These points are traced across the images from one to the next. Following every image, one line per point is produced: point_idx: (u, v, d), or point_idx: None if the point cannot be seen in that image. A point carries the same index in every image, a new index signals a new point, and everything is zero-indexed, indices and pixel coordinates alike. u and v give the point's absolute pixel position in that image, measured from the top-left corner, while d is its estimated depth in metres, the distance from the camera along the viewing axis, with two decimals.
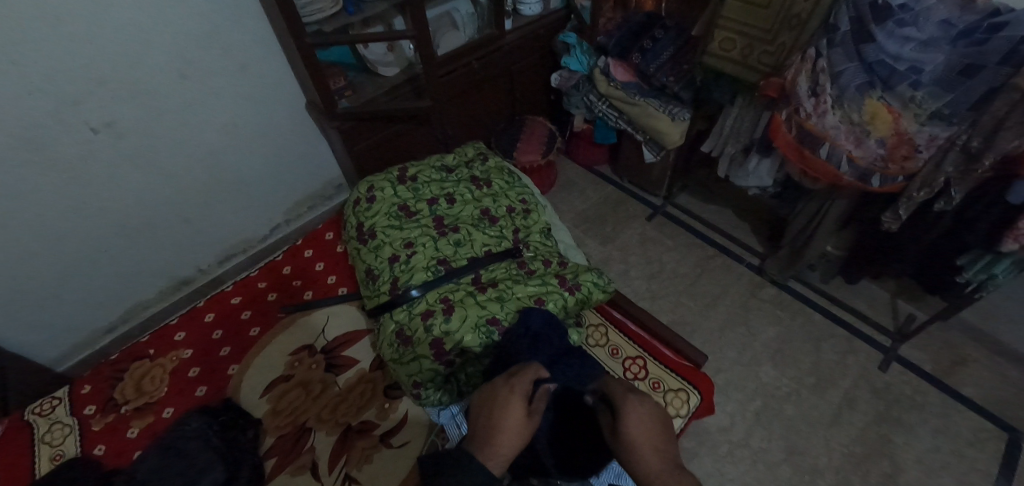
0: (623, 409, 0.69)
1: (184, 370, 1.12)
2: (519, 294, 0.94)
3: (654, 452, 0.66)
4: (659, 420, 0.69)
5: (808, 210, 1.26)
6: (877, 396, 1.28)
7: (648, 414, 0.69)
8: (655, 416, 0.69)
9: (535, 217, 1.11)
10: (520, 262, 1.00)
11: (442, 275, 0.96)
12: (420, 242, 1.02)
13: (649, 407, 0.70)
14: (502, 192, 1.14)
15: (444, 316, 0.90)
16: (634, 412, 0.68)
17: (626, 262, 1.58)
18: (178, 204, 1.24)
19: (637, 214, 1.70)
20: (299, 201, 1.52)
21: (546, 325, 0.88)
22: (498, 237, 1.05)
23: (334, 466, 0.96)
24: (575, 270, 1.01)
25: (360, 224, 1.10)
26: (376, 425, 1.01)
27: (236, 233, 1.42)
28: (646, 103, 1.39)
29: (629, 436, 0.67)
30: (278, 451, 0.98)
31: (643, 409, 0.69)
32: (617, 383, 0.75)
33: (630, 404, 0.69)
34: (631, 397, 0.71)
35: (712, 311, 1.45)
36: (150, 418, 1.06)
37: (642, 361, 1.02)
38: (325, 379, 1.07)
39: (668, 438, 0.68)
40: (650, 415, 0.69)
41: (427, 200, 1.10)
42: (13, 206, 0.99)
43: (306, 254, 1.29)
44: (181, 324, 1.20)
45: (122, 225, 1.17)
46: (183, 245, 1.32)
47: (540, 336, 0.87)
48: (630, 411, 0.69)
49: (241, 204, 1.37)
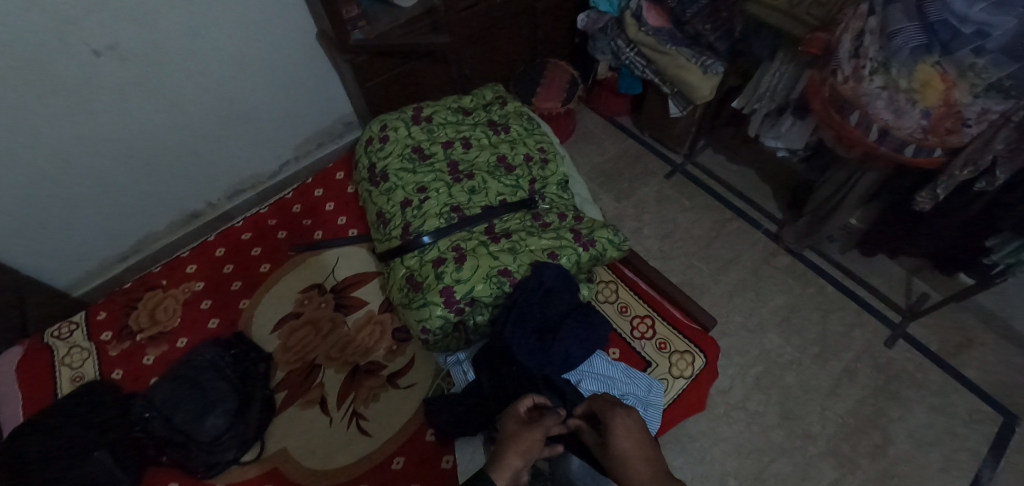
0: (609, 420, 0.68)
1: (196, 302, 1.14)
2: (533, 247, 0.92)
3: (645, 462, 0.63)
4: (647, 434, 0.67)
5: (836, 179, 1.22)
6: (878, 371, 1.30)
7: (634, 424, 0.67)
8: (643, 429, 0.68)
9: (553, 168, 1.06)
10: (534, 214, 0.98)
11: (455, 223, 0.94)
12: (434, 187, 0.99)
13: (636, 419, 0.69)
14: (520, 139, 1.09)
15: (456, 265, 0.87)
16: (621, 421, 0.67)
17: (640, 220, 1.55)
18: (185, 135, 1.21)
19: (655, 172, 1.65)
20: (309, 138, 1.48)
21: (561, 280, 0.88)
22: (514, 187, 1.01)
23: (342, 403, 0.99)
24: (591, 226, 0.98)
25: (373, 165, 1.07)
26: (383, 366, 1.03)
27: (246, 169, 1.40)
28: (677, 53, 1.30)
29: (618, 446, 0.65)
30: (288, 386, 1.01)
31: (631, 420, 0.68)
32: (604, 397, 0.74)
33: (616, 414, 0.69)
34: (618, 408, 0.70)
35: (723, 276, 1.44)
36: (164, 347, 1.08)
37: (650, 320, 1.02)
38: (335, 319, 1.09)
39: (657, 450, 0.65)
40: (637, 427, 0.68)
41: (442, 143, 1.06)
42: (15, 130, 0.96)
43: (316, 193, 1.27)
44: (192, 258, 1.21)
45: (128, 154, 1.15)
46: (192, 177, 1.30)
47: (552, 292, 0.87)
48: (617, 421, 0.68)
49: (249, 138, 1.34)
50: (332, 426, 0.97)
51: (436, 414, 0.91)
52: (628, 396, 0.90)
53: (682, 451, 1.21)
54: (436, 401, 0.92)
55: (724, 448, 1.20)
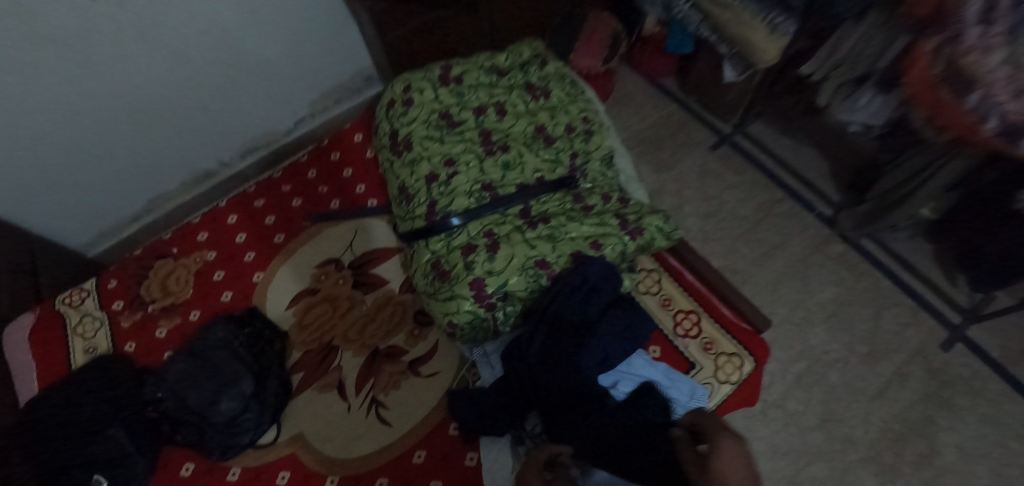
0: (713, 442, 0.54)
1: (208, 273, 1.08)
2: (573, 234, 0.81)
3: None
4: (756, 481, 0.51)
5: (910, 166, 1.09)
6: (931, 376, 1.20)
7: (742, 460, 0.52)
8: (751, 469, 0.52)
9: (598, 140, 0.93)
10: (575, 196, 0.86)
11: (487, 204, 0.82)
12: (463, 160, 0.86)
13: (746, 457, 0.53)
14: (561, 106, 0.95)
15: (488, 254, 0.77)
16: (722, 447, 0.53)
17: (680, 197, 1.42)
18: (193, 89, 1.10)
19: (700, 142, 1.51)
20: (325, 93, 1.37)
21: (605, 276, 0.78)
22: (553, 162, 0.89)
23: (361, 388, 0.94)
24: (638, 211, 0.87)
25: (394, 132, 0.93)
26: (404, 351, 0.96)
27: (259, 126, 1.30)
28: (741, 9, 1.14)
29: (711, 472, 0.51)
30: (305, 367, 0.97)
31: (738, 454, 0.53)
32: (717, 420, 0.59)
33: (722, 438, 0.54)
34: (724, 432, 0.56)
35: (769, 262, 1.33)
36: (177, 319, 1.04)
37: (695, 317, 0.93)
38: (353, 297, 1.02)
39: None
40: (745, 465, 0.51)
41: (473, 108, 0.93)
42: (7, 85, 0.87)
43: (332, 157, 1.18)
44: (204, 224, 1.14)
45: (133, 109, 1.05)
46: (203, 133, 1.21)
47: (595, 291, 0.77)
48: (719, 447, 0.53)
49: (261, 93, 1.23)
50: (350, 413, 0.92)
51: (458, 409, 0.84)
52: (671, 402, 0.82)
53: None
54: (459, 396, 0.85)
55: (758, 447, 1.14)
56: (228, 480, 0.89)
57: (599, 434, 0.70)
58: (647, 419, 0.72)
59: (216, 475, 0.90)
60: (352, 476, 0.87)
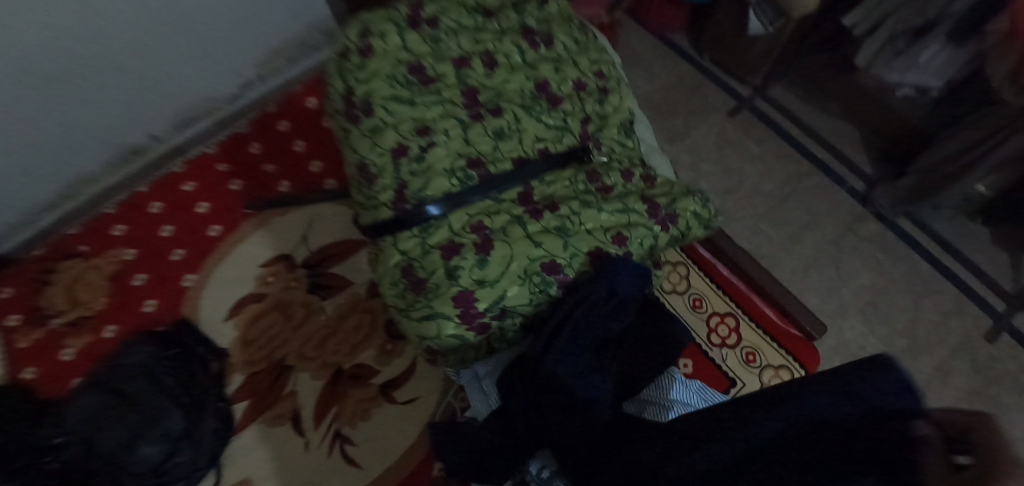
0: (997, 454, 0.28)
1: (127, 276, 0.87)
2: (589, 226, 0.62)
3: None
4: None
5: (967, 137, 0.92)
6: (976, 371, 1.08)
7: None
8: None
9: (615, 102, 0.73)
10: (590, 174, 0.66)
11: (474, 187, 0.62)
12: (441, 127, 0.64)
13: None
14: (568, 56, 0.73)
15: (477, 257, 0.58)
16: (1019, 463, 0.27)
17: (697, 170, 1.24)
18: (107, 48, 0.85)
19: (717, 107, 1.32)
20: (274, 50, 1.13)
21: (637, 284, 0.60)
22: (560, 129, 0.68)
23: (322, 419, 0.75)
24: (669, 193, 0.67)
25: (350, 90, 0.68)
26: (374, 372, 0.79)
27: (197, 90, 1.06)
28: None
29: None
30: (251, 394, 0.77)
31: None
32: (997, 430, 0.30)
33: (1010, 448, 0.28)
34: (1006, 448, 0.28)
35: (798, 246, 1.17)
36: (89, 338, 0.82)
37: (732, 321, 0.76)
38: (310, 304, 0.83)
39: None
40: None
41: (453, 59, 0.68)
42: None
43: (280, 127, 0.97)
44: (122, 215, 0.91)
45: (34, 80, 0.80)
46: (129, 100, 0.96)
47: (624, 305, 0.59)
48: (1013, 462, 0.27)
49: (201, 49, 0.98)
50: (309, 451, 0.74)
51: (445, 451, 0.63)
52: None
53: None
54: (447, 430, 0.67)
55: None
56: None
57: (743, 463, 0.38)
58: (850, 411, 0.38)
59: None
60: None
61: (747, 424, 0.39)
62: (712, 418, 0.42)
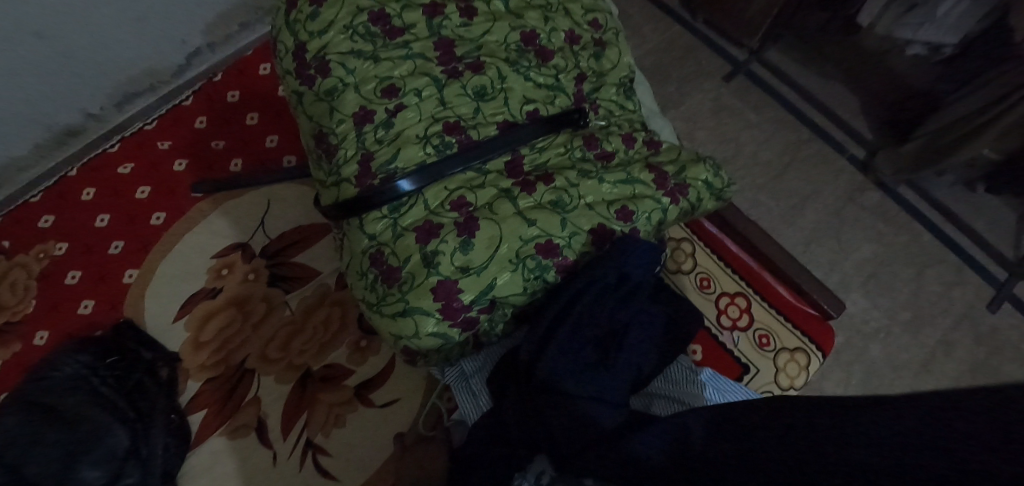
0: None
1: (59, 275, 0.76)
2: (589, 199, 0.53)
3: None
4: None
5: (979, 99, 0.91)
6: (979, 342, 1.05)
7: None
8: None
9: (614, 57, 0.64)
10: (588, 139, 0.57)
11: (452, 156, 0.52)
12: (412, 86, 0.54)
13: None
14: (559, 2, 0.63)
15: (460, 239, 0.49)
16: None
17: (692, 140, 1.16)
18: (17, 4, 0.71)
19: (711, 72, 1.23)
20: (223, 14, 1.00)
21: (650, 267, 0.53)
22: (552, 88, 0.59)
23: (290, 428, 0.66)
24: (676, 159, 0.59)
25: (301, 45, 0.57)
26: (348, 372, 0.69)
27: (135, 60, 0.93)
28: None
29: None
30: (207, 402, 0.68)
31: None
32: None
33: None
34: None
35: (799, 217, 1.11)
36: (16, 347, 0.72)
37: (744, 301, 0.69)
38: (272, 298, 0.74)
39: None
40: None
41: (423, 6, 0.57)
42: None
43: (229, 98, 0.86)
44: (49, 204, 0.80)
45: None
46: (53, 72, 0.83)
47: (633, 291, 0.53)
48: None
49: (135, 11, 0.85)
50: (278, 464, 0.65)
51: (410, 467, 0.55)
52: None
53: None
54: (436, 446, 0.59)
55: None
56: None
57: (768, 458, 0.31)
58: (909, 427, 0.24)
59: None
60: None
61: (806, 409, 0.31)
62: (776, 404, 0.35)
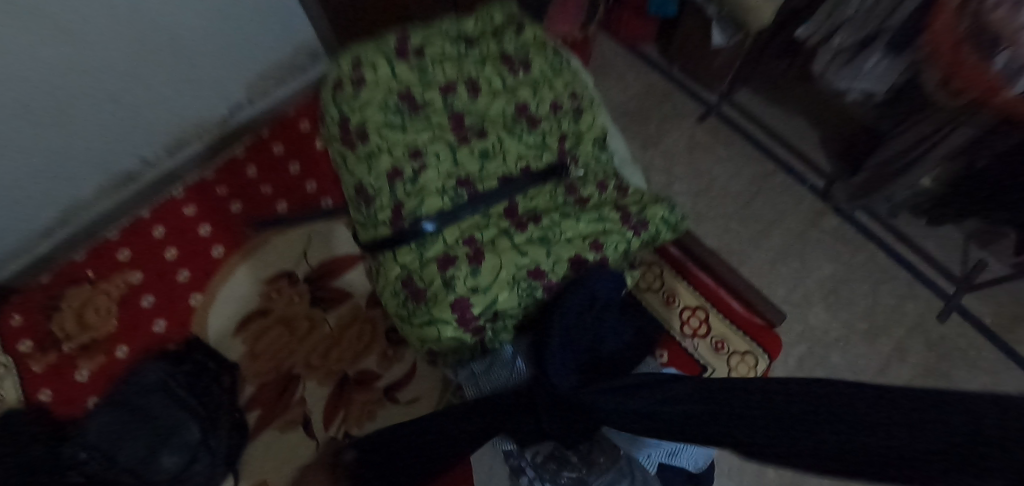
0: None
1: (135, 299, 0.91)
2: (569, 235, 0.69)
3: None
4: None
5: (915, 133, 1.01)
6: (930, 349, 1.18)
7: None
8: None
9: (589, 119, 0.81)
10: (568, 187, 0.74)
11: (465, 204, 0.69)
12: (432, 150, 0.72)
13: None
14: (545, 79, 0.81)
15: (470, 267, 0.65)
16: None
17: (670, 174, 1.32)
18: (100, 73, 0.90)
19: (686, 113, 1.40)
20: (263, 74, 1.18)
21: (616, 288, 0.68)
22: (539, 148, 0.76)
23: (332, 422, 0.82)
24: (640, 200, 0.75)
25: (344, 118, 0.76)
26: (377, 376, 0.85)
27: (187, 114, 1.11)
28: None
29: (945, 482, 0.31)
30: (262, 403, 0.84)
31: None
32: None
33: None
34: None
35: (766, 241, 1.25)
36: (101, 358, 0.88)
37: (703, 313, 0.84)
38: (313, 316, 0.89)
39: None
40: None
41: (440, 87, 0.77)
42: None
43: (275, 150, 1.03)
44: (125, 239, 0.96)
45: (29, 106, 0.85)
46: (120, 127, 1.02)
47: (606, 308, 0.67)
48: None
49: (188, 75, 1.04)
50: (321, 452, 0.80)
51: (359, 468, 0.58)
52: None
53: None
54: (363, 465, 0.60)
55: None
56: None
57: (763, 427, 0.39)
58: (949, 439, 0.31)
59: None
60: None
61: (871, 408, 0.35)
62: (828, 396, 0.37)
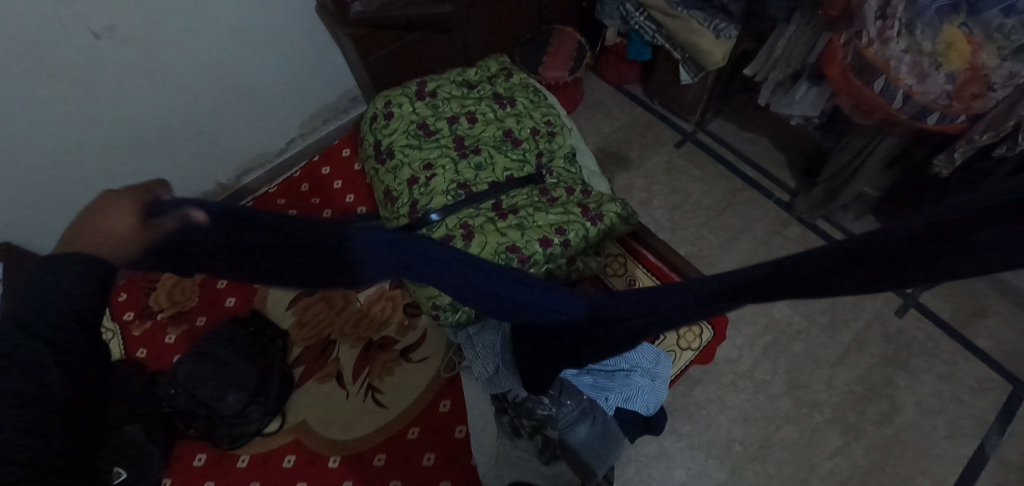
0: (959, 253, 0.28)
1: (212, 282, 1.17)
2: (540, 222, 0.90)
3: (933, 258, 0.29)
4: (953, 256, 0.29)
5: (854, 145, 1.18)
6: (888, 340, 1.31)
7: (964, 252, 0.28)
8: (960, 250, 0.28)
9: (560, 140, 1.05)
10: (542, 189, 0.96)
11: (462, 200, 0.93)
12: (440, 163, 0.97)
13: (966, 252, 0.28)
14: (526, 112, 1.07)
15: (464, 243, 0.87)
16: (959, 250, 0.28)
17: (649, 191, 1.53)
18: (190, 115, 1.22)
19: (665, 140, 1.61)
20: (313, 114, 1.48)
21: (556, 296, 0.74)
22: (521, 161, 1.00)
23: (358, 376, 1.04)
24: (599, 200, 0.96)
25: (378, 142, 1.05)
26: (396, 341, 1.07)
27: (252, 147, 1.40)
28: (688, 17, 1.23)
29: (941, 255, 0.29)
30: (305, 361, 1.06)
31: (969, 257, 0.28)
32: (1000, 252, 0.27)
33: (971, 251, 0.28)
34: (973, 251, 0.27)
35: (733, 247, 1.43)
36: (185, 326, 1.13)
37: None
38: (348, 294, 1.11)
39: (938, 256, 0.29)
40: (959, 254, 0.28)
41: (447, 118, 1.03)
42: (10, 113, 0.97)
43: (323, 171, 1.30)
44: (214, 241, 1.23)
45: (141, 137, 1.18)
46: (201, 157, 1.32)
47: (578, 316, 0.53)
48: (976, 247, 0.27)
49: (254, 116, 1.34)
50: (349, 399, 1.02)
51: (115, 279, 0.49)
52: (636, 368, 0.89)
53: (689, 418, 1.24)
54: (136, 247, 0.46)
55: (731, 416, 1.23)
56: (238, 466, 0.97)
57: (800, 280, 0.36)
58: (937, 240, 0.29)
59: (225, 462, 0.98)
60: (352, 454, 0.97)
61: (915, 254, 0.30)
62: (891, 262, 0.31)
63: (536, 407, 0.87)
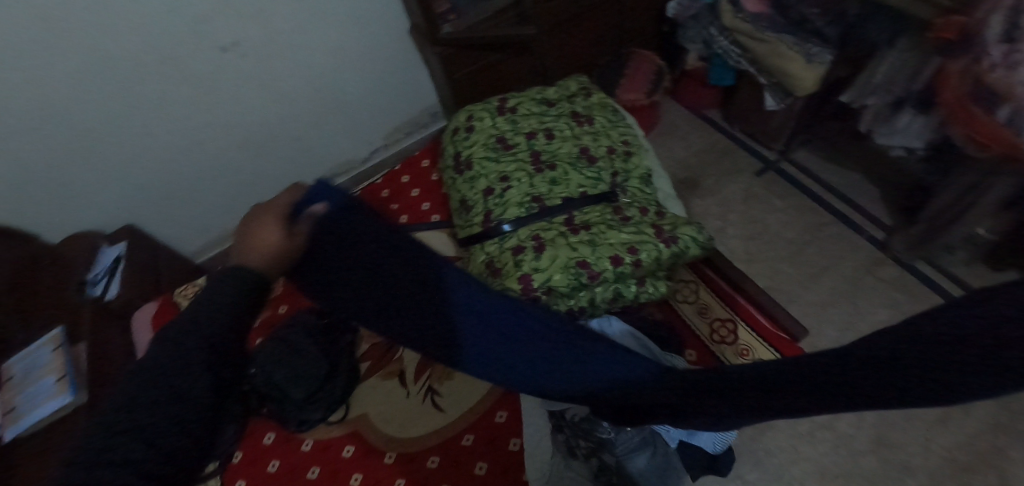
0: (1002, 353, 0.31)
1: None
2: (612, 240, 0.89)
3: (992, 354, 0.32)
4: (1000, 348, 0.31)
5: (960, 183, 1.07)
6: (1001, 406, 1.14)
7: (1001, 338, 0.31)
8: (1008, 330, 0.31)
9: (636, 161, 1.05)
10: (615, 208, 0.96)
11: (535, 213, 0.94)
12: (516, 176, 0.99)
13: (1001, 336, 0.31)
14: (603, 131, 1.08)
15: (534, 254, 0.88)
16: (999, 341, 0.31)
17: (725, 220, 1.47)
18: (290, 123, 1.34)
19: (744, 169, 1.55)
20: (397, 127, 1.56)
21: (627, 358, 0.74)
22: (595, 179, 0.99)
23: (419, 378, 1.07)
24: (674, 222, 0.94)
25: (458, 153, 1.09)
26: None
27: (340, 155, 1.50)
28: (777, 41, 1.20)
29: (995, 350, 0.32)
30: (371, 357, 1.11)
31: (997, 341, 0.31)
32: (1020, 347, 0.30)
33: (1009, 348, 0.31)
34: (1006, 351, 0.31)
35: (817, 284, 1.33)
36: (268, 313, 1.22)
37: (732, 325, 0.96)
38: None
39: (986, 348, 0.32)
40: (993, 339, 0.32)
41: (525, 133, 1.06)
42: (148, 113, 1.12)
43: (402, 179, 1.38)
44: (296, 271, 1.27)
45: (249, 140, 1.30)
46: (296, 161, 1.43)
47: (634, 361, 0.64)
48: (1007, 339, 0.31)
49: (345, 126, 1.45)
50: (409, 398, 1.05)
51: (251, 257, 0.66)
52: None
53: (757, 464, 1.15)
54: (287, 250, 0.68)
55: (805, 468, 1.13)
56: (302, 449, 1.02)
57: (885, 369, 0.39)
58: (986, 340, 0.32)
59: (292, 443, 1.03)
60: (406, 453, 0.99)
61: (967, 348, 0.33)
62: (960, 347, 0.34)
63: (595, 428, 0.84)
